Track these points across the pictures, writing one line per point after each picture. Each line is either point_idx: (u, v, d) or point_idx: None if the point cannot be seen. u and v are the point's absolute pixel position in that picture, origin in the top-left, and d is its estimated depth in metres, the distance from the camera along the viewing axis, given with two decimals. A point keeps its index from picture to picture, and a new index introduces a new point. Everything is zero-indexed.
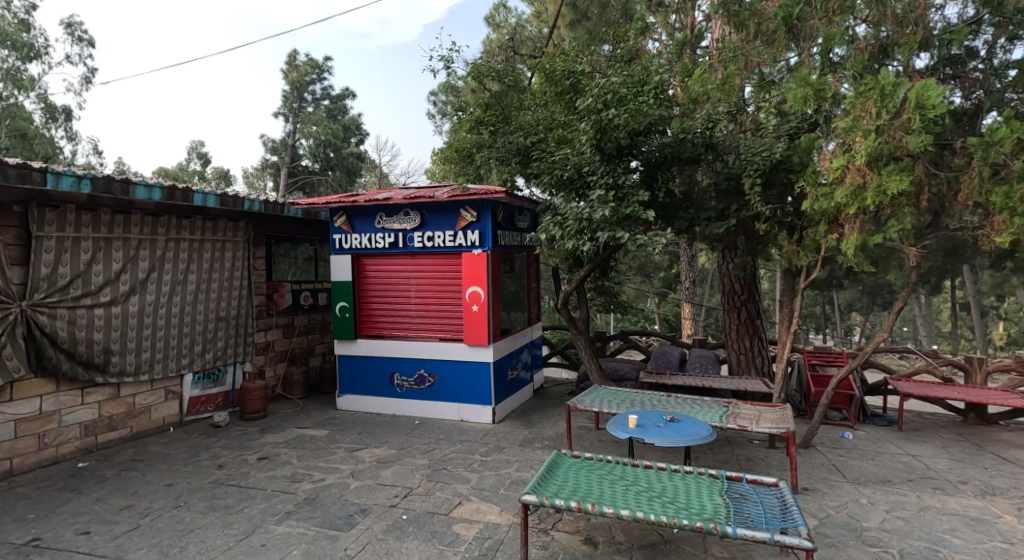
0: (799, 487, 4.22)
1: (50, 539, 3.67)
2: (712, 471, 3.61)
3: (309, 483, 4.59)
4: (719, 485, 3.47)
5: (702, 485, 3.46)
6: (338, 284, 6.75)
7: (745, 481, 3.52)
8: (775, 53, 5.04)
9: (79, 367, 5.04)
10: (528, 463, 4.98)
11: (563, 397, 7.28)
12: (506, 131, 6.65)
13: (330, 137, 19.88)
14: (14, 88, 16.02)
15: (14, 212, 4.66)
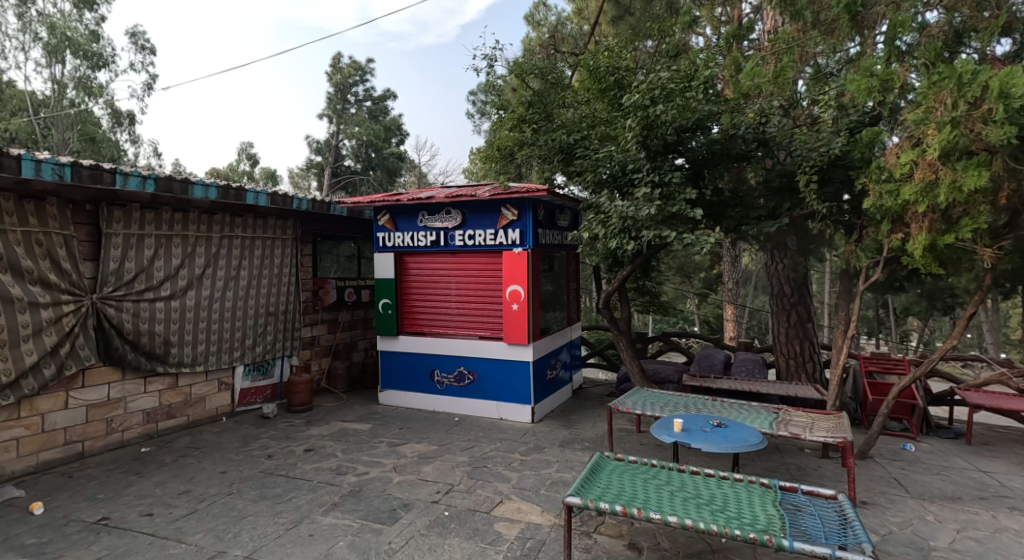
0: (857, 500, 4.02)
1: (117, 518, 3.84)
2: (764, 479, 3.46)
3: (354, 476, 4.66)
4: (772, 495, 3.33)
5: (754, 494, 3.33)
6: (380, 281, 6.86)
7: (801, 492, 3.36)
8: (835, 43, 4.89)
9: (142, 357, 5.27)
10: (569, 464, 4.91)
11: (603, 398, 7.19)
12: (548, 129, 6.46)
13: (372, 138, 20.35)
14: (85, 95, 17.02)
15: (86, 210, 4.92)
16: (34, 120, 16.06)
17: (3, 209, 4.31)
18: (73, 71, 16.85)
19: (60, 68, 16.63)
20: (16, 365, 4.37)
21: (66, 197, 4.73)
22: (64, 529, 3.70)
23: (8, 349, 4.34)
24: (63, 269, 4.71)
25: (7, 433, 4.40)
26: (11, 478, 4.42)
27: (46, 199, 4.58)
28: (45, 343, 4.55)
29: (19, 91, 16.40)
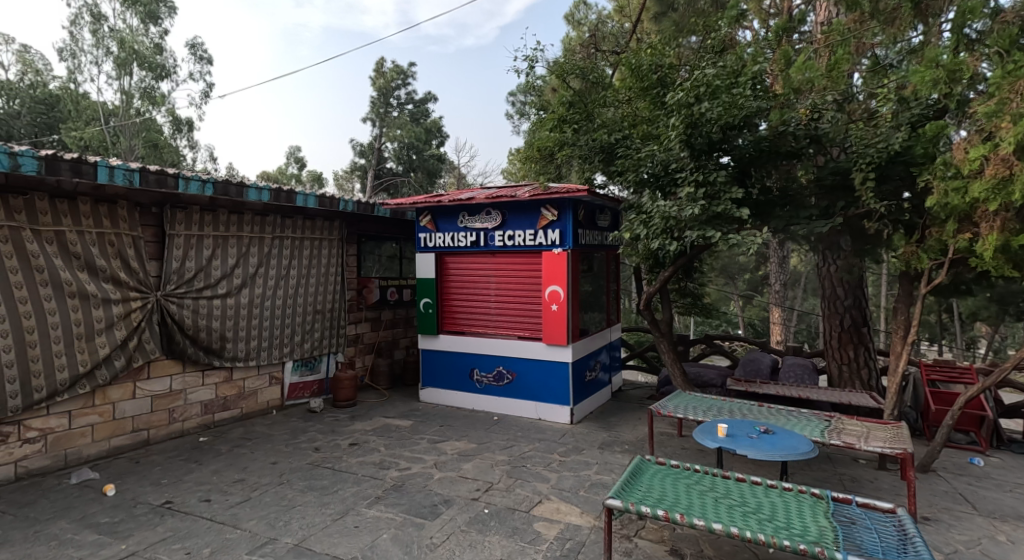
0: (919, 515, 3.85)
1: (179, 503, 4.06)
2: (815, 490, 3.36)
3: (396, 471, 4.78)
4: (823, 506, 3.22)
5: (804, 504, 3.23)
6: (422, 281, 7.02)
7: (855, 504, 3.25)
8: (897, 32, 4.70)
9: (201, 351, 5.53)
10: (608, 466, 4.89)
11: (643, 401, 7.10)
12: (589, 128, 6.40)
13: (413, 140, 20.82)
14: (149, 104, 17.98)
15: (152, 213, 5.22)
16: (105, 129, 17.07)
17: (80, 212, 4.63)
18: (139, 83, 17.83)
19: (128, 80, 17.63)
20: (91, 356, 4.69)
21: (135, 201, 5.03)
22: (133, 510, 3.94)
23: (84, 342, 4.65)
24: (131, 268, 5.02)
25: (83, 420, 4.71)
26: (85, 462, 4.73)
27: (116, 202, 4.89)
28: (116, 337, 4.86)
29: (92, 102, 17.49)
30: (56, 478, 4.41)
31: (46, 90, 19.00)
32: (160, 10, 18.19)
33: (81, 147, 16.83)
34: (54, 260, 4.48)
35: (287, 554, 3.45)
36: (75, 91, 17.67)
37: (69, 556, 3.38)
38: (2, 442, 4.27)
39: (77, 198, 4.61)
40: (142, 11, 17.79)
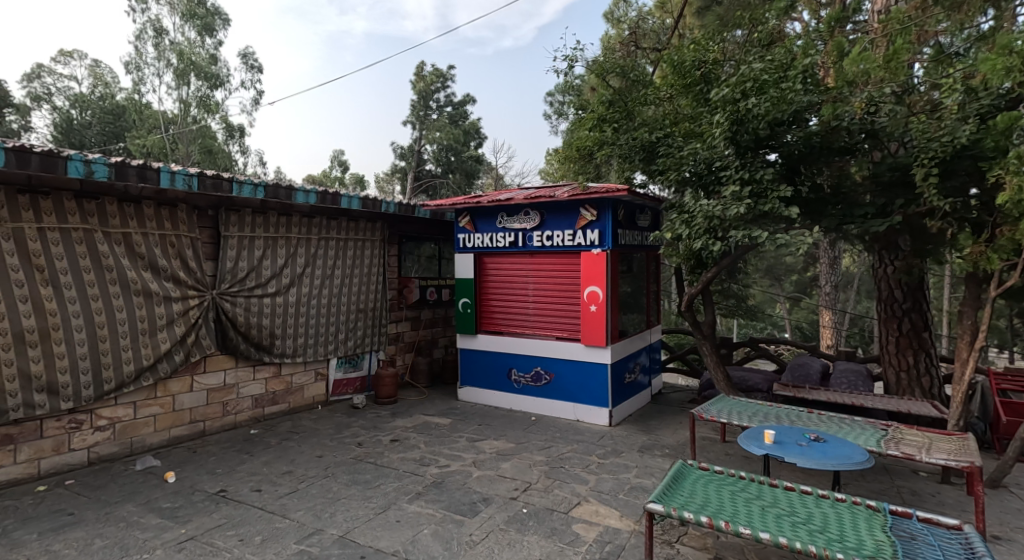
0: (987, 533, 3.65)
1: (232, 491, 4.23)
2: (871, 502, 3.22)
3: (436, 468, 4.85)
4: (880, 519, 3.10)
5: (859, 517, 3.11)
6: (461, 281, 7.12)
7: (916, 518, 3.11)
8: (964, 19, 4.69)
9: (252, 347, 5.75)
10: (648, 470, 4.82)
11: (684, 404, 6.97)
12: (629, 127, 6.30)
13: (452, 142, 21.09)
14: (205, 112, 18.74)
15: (208, 215, 5.47)
16: (164, 137, 17.96)
17: (144, 214, 4.90)
18: (195, 92, 18.58)
19: (186, 89, 18.46)
20: (154, 351, 4.94)
21: (193, 204, 5.28)
22: (191, 497, 4.13)
23: (148, 337, 4.91)
24: (190, 268, 5.27)
25: (146, 410, 4.97)
26: (148, 450, 4.99)
27: (177, 205, 5.14)
28: (175, 333, 5.10)
29: (153, 111, 18.41)
30: (122, 465, 4.68)
31: (113, 101, 20.14)
32: (214, 23, 19.04)
33: (144, 154, 17.76)
34: (122, 260, 4.76)
35: (333, 545, 3.55)
36: (138, 101, 18.65)
37: (134, 537, 3.57)
38: (76, 429, 4.55)
39: (143, 202, 4.89)
40: (199, 24, 18.61)
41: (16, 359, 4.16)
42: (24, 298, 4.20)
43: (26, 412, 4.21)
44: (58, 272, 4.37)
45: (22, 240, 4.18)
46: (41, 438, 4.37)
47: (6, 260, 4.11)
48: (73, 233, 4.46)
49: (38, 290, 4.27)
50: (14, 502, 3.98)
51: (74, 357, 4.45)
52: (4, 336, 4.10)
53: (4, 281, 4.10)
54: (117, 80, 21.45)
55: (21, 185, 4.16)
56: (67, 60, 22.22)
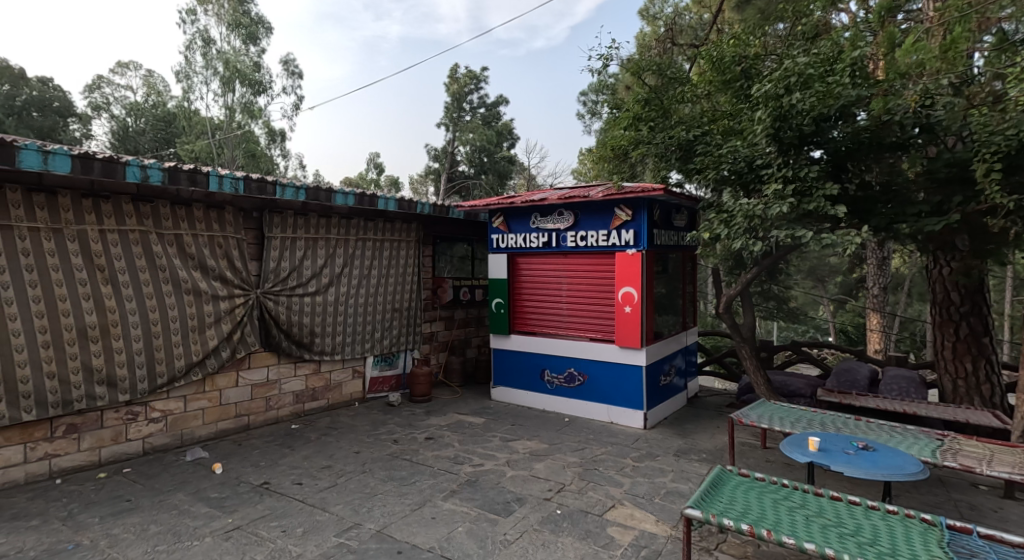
0: None
1: (275, 484, 4.36)
2: (926, 516, 3.09)
3: (470, 467, 4.88)
4: (937, 534, 2.96)
5: (913, 531, 2.98)
6: (494, 281, 7.16)
7: (977, 535, 2.95)
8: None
9: (293, 345, 5.90)
10: (685, 475, 4.73)
11: (721, 408, 6.82)
12: (665, 125, 6.22)
13: (485, 143, 21.20)
14: (249, 118, 19.29)
15: (253, 217, 5.64)
16: (211, 142, 18.65)
17: (194, 217, 5.10)
18: (239, 98, 19.19)
19: (232, 96, 19.10)
20: (202, 347, 5.13)
21: (239, 207, 5.45)
22: (236, 488, 4.27)
23: (197, 334, 5.10)
24: (236, 268, 5.44)
25: (195, 404, 5.17)
26: (197, 441, 5.18)
27: (224, 208, 5.33)
28: (222, 330, 5.29)
29: (201, 118, 19.13)
30: (174, 455, 4.87)
31: (165, 109, 21.09)
32: (258, 31, 19.64)
33: (193, 159, 18.56)
34: (174, 261, 4.96)
35: (370, 540, 3.61)
36: (187, 108, 19.44)
37: (186, 524, 3.71)
38: (133, 420, 4.77)
39: (192, 205, 5.08)
40: (244, 33, 19.21)
41: (79, 353, 4.39)
42: (87, 296, 4.42)
43: (88, 403, 4.43)
44: (116, 272, 4.60)
45: (84, 241, 4.42)
46: (101, 428, 4.59)
47: (71, 259, 4.35)
48: (130, 234, 4.68)
49: (98, 288, 4.49)
50: (77, 488, 4.19)
51: (130, 352, 4.67)
52: (69, 331, 4.33)
53: (69, 280, 4.34)
54: (169, 88, 22.43)
55: (84, 190, 4.41)
56: (124, 71, 23.31)
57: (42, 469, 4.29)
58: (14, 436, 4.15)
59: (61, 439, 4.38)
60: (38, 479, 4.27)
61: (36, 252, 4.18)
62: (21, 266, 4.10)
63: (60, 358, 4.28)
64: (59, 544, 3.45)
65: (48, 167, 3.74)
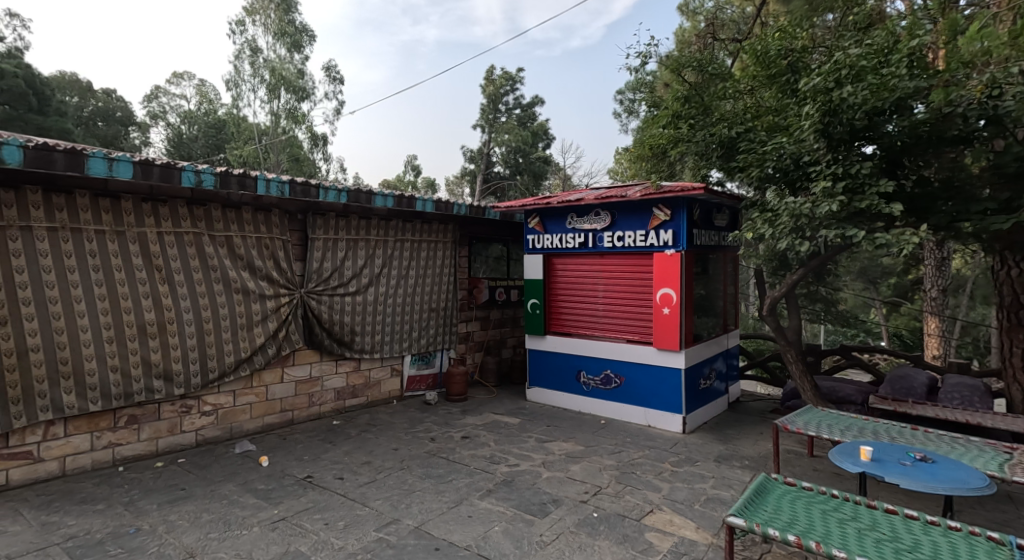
0: None
1: (318, 478, 4.46)
2: (993, 533, 2.91)
3: (506, 466, 4.88)
4: (1005, 554, 2.79)
5: (978, 549, 2.82)
6: (530, 282, 7.16)
7: None
8: None
9: (334, 343, 6.03)
10: (726, 481, 4.61)
11: (764, 414, 6.63)
12: (706, 123, 6.06)
13: (521, 144, 21.23)
14: (293, 123, 19.80)
15: (297, 219, 5.79)
16: (257, 147, 19.31)
17: (243, 219, 5.27)
18: (284, 104, 19.67)
19: (277, 103, 19.67)
20: (251, 344, 5.30)
21: (285, 209, 5.61)
22: (282, 480, 4.39)
23: (246, 332, 5.27)
24: (282, 268, 5.60)
25: (244, 398, 5.34)
26: (246, 435, 5.36)
27: (271, 210, 5.49)
28: (269, 328, 5.45)
29: (250, 124, 19.76)
30: (224, 447, 5.05)
31: (216, 117, 21.99)
32: (302, 40, 20.21)
33: (242, 164, 19.31)
34: (225, 261, 5.15)
35: (409, 535, 3.65)
36: (236, 115, 20.21)
37: (235, 514, 3.84)
38: (187, 413, 4.96)
39: (241, 207, 5.26)
40: (289, 41, 19.78)
41: (139, 348, 4.61)
42: (146, 294, 4.65)
43: (147, 395, 4.65)
44: (172, 271, 4.81)
45: (144, 242, 4.64)
46: (158, 420, 4.79)
47: (132, 260, 4.57)
48: (185, 236, 4.88)
49: (156, 287, 4.71)
50: (137, 475, 4.39)
51: (185, 348, 4.87)
52: (130, 327, 4.56)
53: (130, 279, 4.57)
54: (220, 96, 23.35)
55: (143, 194, 4.64)
56: (179, 81, 24.36)
57: (106, 456, 4.52)
58: (82, 425, 4.39)
59: (123, 429, 4.60)
60: (103, 466, 4.50)
61: (101, 253, 4.41)
62: (87, 265, 4.34)
63: (122, 352, 4.51)
64: (121, 527, 3.62)
65: (114, 173, 3.96)
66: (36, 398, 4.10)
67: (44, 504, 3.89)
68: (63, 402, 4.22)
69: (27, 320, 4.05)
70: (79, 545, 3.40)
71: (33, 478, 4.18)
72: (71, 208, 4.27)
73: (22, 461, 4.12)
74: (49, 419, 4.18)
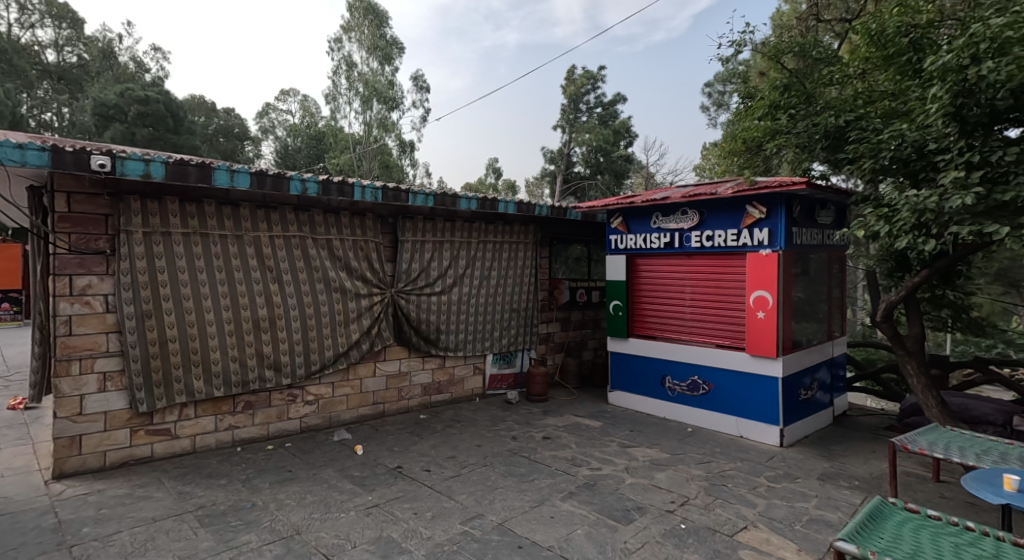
0: None
1: (406, 469, 4.55)
2: None
3: (588, 470, 4.74)
4: None
5: None
6: (612, 283, 6.98)
7: None
8: None
9: (421, 340, 6.17)
10: (832, 502, 4.20)
11: (875, 430, 6.01)
12: (808, 112, 5.57)
13: (602, 143, 20.86)
14: (384, 132, 20.68)
15: (388, 222, 5.98)
16: (350, 156, 20.37)
17: (341, 223, 5.51)
18: (375, 114, 20.63)
19: (370, 114, 20.69)
20: (347, 339, 5.53)
21: (377, 213, 5.82)
22: (374, 469, 4.53)
23: (343, 328, 5.50)
24: (375, 268, 5.79)
25: (341, 390, 5.59)
26: (343, 424, 5.60)
27: (366, 215, 5.71)
28: (363, 325, 5.66)
29: (345, 134, 20.85)
30: (324, 435, 5.29)
31: (316, 128, 23.48)
32: (393, 52, 21.02)
33: (338, 172, 20.52)
34: (326, 262, 5.40)
35: (493, 531, 3.62)
36: (334, 126, 21.46)
37: (335, 497, 3.99)
38: (293, 401, 5.25)
39: (340, 212, 5.49)
40: (380, 55, 20.67)
41: (254, 342, 4.94)
42: (259, 292, 4.97)
43: (260, 384, 4.98)
44: (282, 271, 5.11)
45: (258, 245, 4.97)
46: (270, 406, 5.11)
47: (248, 261, 4.91)
48: (293, 239, 5.17)
49: (268, 286, 5.02)
50: (252, 456, 4.70)
51: (292, 341, 5.16)
52: (246, 322, 4.90)
53: (247, 279, 4.90)
54: (320, 110, 24.94)
55: (258, 201, 4.96)
56: (285, 98, 26.28)
57: (227, 437, 4.88)
58: (208, 408, 4.77)
59: (241, 413, 4.95)
60: (224, 446, 4.86)
61: (224, 255, 4.77)
62: (213, 266, 4.72)
63: (240, 345, 4.86)
64: (240, 502, 3.87)
65: (234, 184, 4.27)
66: (173, 383, 4.51)
67: (179, 475, 4.27)
68: (194, 388, 4.61)
69: (166, 314, 4.49)
70: (206, 514, 3.67)
71: (170, 453, 4.60)
72: (201, 215, 4.66)
73: (162, 437, 4.56)
74: (182, 402, 4.59)
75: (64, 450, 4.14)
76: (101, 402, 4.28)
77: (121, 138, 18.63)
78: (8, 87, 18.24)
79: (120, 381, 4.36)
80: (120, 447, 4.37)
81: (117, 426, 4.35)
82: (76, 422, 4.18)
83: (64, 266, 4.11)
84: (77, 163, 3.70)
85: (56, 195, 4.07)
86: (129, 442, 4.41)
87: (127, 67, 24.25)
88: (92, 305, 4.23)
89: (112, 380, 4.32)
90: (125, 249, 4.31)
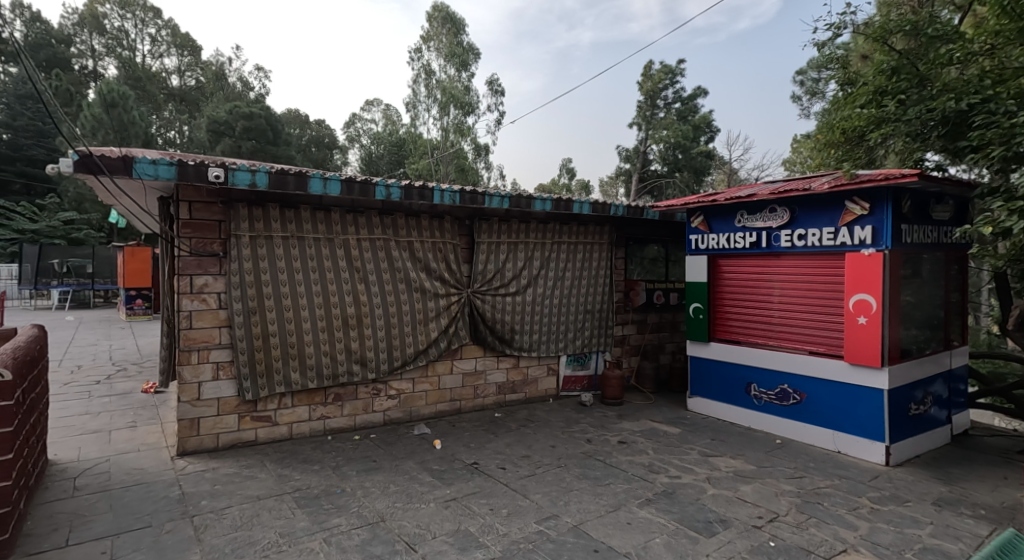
0: None
1: (482, 466, 4.61)
2: None
3: (666, 477, 4.59)
4: None
5: None
6: (693, 284, 6.73)
7: None
8: None
9: (497, 340, 6.23)
10: (948, 531, 3.80)
11: (995, 452, 5.40)
12: (923, 97, 5.12)
13: (680, 139, 20.20)
14: (460, 137, 21.11)
15: (465, 224, 6.10)
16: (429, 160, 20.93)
17: (421, 225, 5.67)
18: (451, 118, 21.11)
19: (447, 119, 21.20)
20: (427, 337, 5.68)
21: (454, 215, 5.95)
22: (452, 464, 4.62)
23: (423, 326, 5.66)
24: (452, 269, 5.92)
25: (421, 386, 5.76)
26: (422, 419, 5.76)
27: (444, 218, 5.85)
28: (441, 324, 5.79)
29: (424, 140, 21.57)
30: (406, 428, 5.48)
31: (397, 135, 24.44)
32: (469, 58, 21.48)
33: (417, 176, 21.24)
34: (407, 263, 5.58)
35: (568, 533, 3.59)
36: (413, 132, 22.20)
37: (416, 488, 4.11)
38: (378, 395, 5.48)
39: (419, 214, 5.66)
40: (458, 62, 21.18)
41: (343, 338, 5.19)
42: (347, 292, 5.22)
43: (348, 377, 5.22)
44: (368, 271, 5.34)
45: (348, 247, 5.21)
46: (356, 399, 5.36)
47: (338, 262, 5.17)
48: (378, 242, 5.39)
49: (355, 285, 5.26)
50: (341, 445, 4.95)
51: (376, 338, 5.37)
52: (336, 319, 5.15)
53: (337, 279, 5.16)
54: (401, 117, 25.93)
55: (347, 205, 5.21)
56: (370, 108, 27.55)
57: (319, 426, 5.16)
58: (303, 398, 5.07)
59: (332, 404, 5.21)
60: (317, 434, 5.15)
61: (317, 257, 5.05)
62: (308, 267, 5.01)
63: (331, 340, 5.12)
64: (331, 487, 4.07)
65: (327, 190, 4.49)
66: (273, 374, 4.84)
67: (279, 459, 4.56)
68: (291, 379, 4.92)
69: (269, 312, 4.81)
70: (302, 496, 3.90)
71: (271, 438, 4.93)
72: (298, 220, 4.95)
73: (264, 423, 4.89)
74: (281, 392, 4.91)
75: (185, 431, 4.56)
76: (215, 389, 4.66)
77: (229, 152, 20.37)
78: (138, 110, 20.55)
79: (230, 371, 4.73)
80: (230, 431, 4.74)
81: (227, 411, 4.73)
82: (195, 406, 4.59)
83: (185, 266, 4.52)
84: (197, 175, 4.06)
85: (180, 204, 4.48)
86: (237, 426, 4.77)
87: (235, 86, 26.52)
88: (207, 302, 4.62)
89: (223, 369, 4.70)
90: (235, 251, 4.67)
